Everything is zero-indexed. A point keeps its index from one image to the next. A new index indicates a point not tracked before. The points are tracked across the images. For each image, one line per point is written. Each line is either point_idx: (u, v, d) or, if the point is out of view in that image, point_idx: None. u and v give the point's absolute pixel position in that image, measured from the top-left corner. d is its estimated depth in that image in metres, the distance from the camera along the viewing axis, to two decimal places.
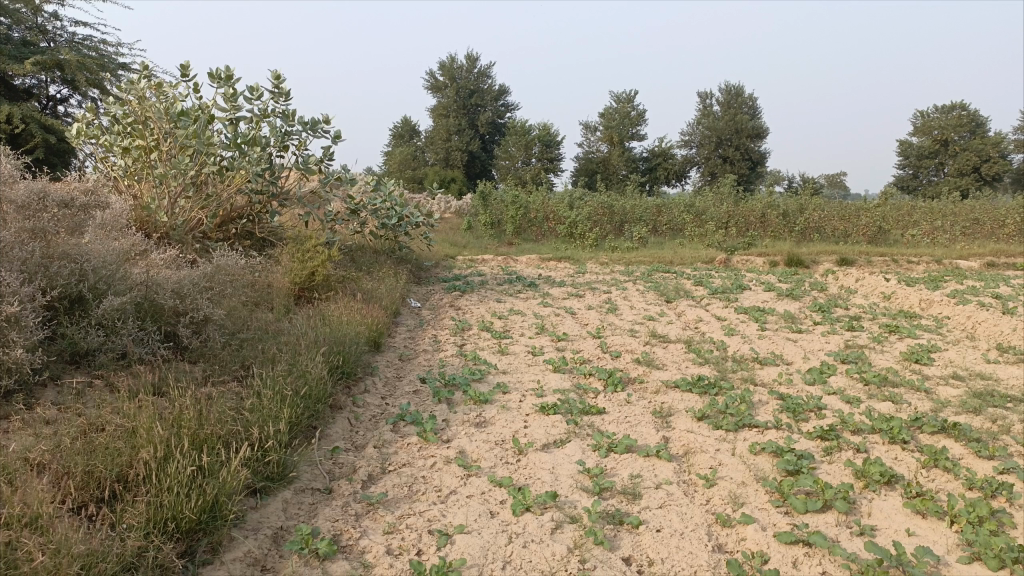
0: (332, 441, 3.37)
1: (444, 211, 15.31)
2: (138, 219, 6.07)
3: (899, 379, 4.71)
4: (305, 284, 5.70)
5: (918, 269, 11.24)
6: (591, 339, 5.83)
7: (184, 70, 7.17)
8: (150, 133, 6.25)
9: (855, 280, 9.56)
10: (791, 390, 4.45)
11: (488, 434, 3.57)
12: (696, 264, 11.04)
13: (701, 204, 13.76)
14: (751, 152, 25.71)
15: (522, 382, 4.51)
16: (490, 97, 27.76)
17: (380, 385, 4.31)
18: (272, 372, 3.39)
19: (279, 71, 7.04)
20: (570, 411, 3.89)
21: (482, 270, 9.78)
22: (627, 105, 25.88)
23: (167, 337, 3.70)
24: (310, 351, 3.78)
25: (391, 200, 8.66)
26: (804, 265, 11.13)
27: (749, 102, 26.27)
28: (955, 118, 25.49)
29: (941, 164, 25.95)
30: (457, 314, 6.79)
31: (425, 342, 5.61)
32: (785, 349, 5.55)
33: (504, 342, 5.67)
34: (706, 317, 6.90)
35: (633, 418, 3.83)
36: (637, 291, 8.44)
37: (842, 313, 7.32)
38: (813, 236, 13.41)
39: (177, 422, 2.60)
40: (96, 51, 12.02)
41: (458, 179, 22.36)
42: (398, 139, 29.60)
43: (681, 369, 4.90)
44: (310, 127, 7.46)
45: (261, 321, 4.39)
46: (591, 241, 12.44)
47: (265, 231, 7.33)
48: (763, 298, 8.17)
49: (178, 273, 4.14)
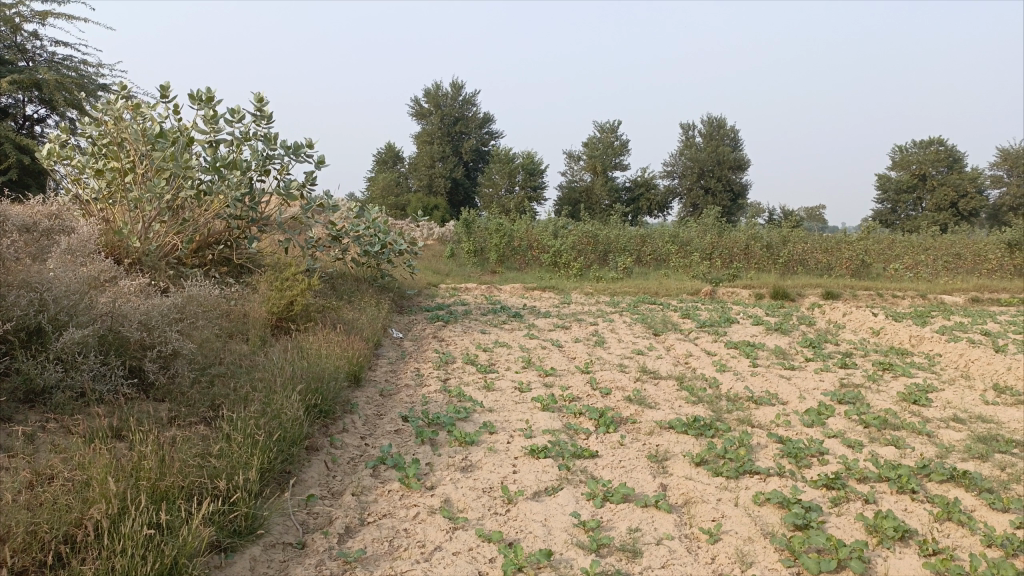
0: (307, 487, 3.14)
1: (426, 238, 15.12)
2: (108, 243, 5.80)
3: (899, 421, 4.55)
4: (283, 314, 5.47)
5: (902, 304, 11.18)
6: (580, 375, 5.63)
7: (163, 90, 6.97)
8: (125, 155, 6.02)
9: (843, 314, 9.45)
10: (790, 432, 4.27)
11: (475, 479, 3.36)
12: (682, 296, 10.90)
13: (685, 235, 13.67)
14: (733, 184, 25.82)
15: (509, 421, 4.29)
16: (475, 125, 27.78)
17: (359, 423, 4.09)
18: (244, 412, 3.16)
19: (262, 94, 6.88)
20: (561, 455, 3.68)
21: (465, 299, 9.58)
22: (610, 135, 25.94)
23: (133, 372, 3.47)
24: (285, 389, 3.55)
25: (375, 227, 8.46)
26: (790, 298, 11.03)
27: (732, 134, 26.39)
28: (933, 153, 25.80)
29: (919, 198, 26.21)
30: (440, 346, 6.58)
31: (407, 376, 5.38)
32: (779, 387, 5.38)
33: (490, 377, 5.45)
34: (696, 352, 6.73)
35: (627, 462, 3.63)
36: (623, 324, 8.27)
37: (832, 349, 7.18)
38: (797, 268, 13.34)
39: (135, 472, 2.38)
40: (75, 71, 11.79)
41: (441, 206, 22.21)
42: (381, 164, 29.46)
43: (674, 409, 4.70)
44: (292, 151, 7.27)
45: (234, 355, 4.16)
46: (575, 271, 12.29)
47: (243, 257, 7.09)
48: (751, 332, 8.02)
49: (148, 303, 3.91)
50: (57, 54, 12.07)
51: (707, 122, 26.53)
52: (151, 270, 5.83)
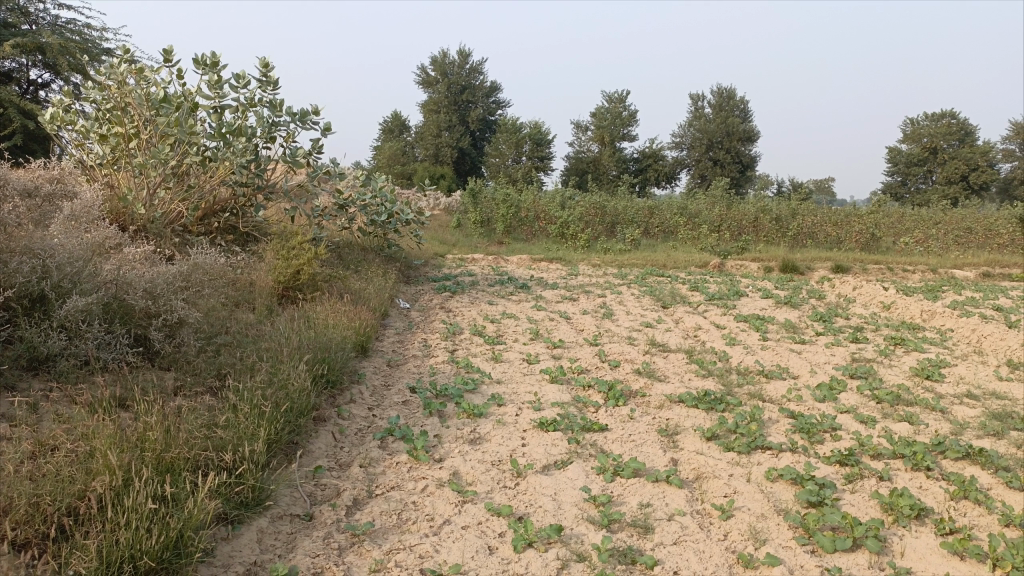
0: (314, 458, 3.11)
1: (433, 208, 15.00)
2: (113, 210, 5.72)
3: (912, 397, 4.50)
4: (289, 283, 5.41)
5: (913, 278, 11.07)
6: (588, 347, 5.57)
7: (166, 54, 6.86)
8: (129, 120, 5.94)
9: (853, 288, 9.36)
10: (802, 407, 4.22)
11: (483, 452, 3.32)
12: (690, 268, 10.82)
13: (693, 207, 13.54)
14: (742, 156, 25.56)
15: (517, 394, 4.25)
16: (482, 93, 27.51)
17: (367, 394, 4.05)
18: (251, 382, 3.11)
19: (267, 59, 6.76)
20: (570, 428, 3.64)
21: (472, 270, 9.52)
22: (619, 105, 25.63)
23: (137, 341, 3.42)
24: (292, 359, 3.50)
25: (381, 196, 8.38)
26: (799, 271, 10.93)
27: (742, 105, 26.06)
28: (945, 125, 25.48)
29: (930, 171, 25.92)
30: (448, 316, 6.52)
31: (414, 346, 5.34)
32: (790, 361, 5.32)
33: (498, 348, 5.40)
34: (705, 325, 6.66)
35: (638, 436, 3.59)
36: (632, 296, 8.20)
37: (843, 324, 7.10)
38: (806, 241, 13.22)
39: (140, 443, 2.34)
40: (79, 35, 11.64)
41: (447, 176, 22.05)
42: (388, 133, 29.25)
43: (684, 382, 4.65)
44: (298, 119, 7.17)
45: (240, 325, 4.11)
46: (583, 243, 12.19)
47: (249, 225, 7.02)
48: (761, 305, 7.94)
49: (153, 271, 3.85)
50: (60, 18, 11.92)
51: (717, 92, 26.21)
52: (156, 238, 5.74)
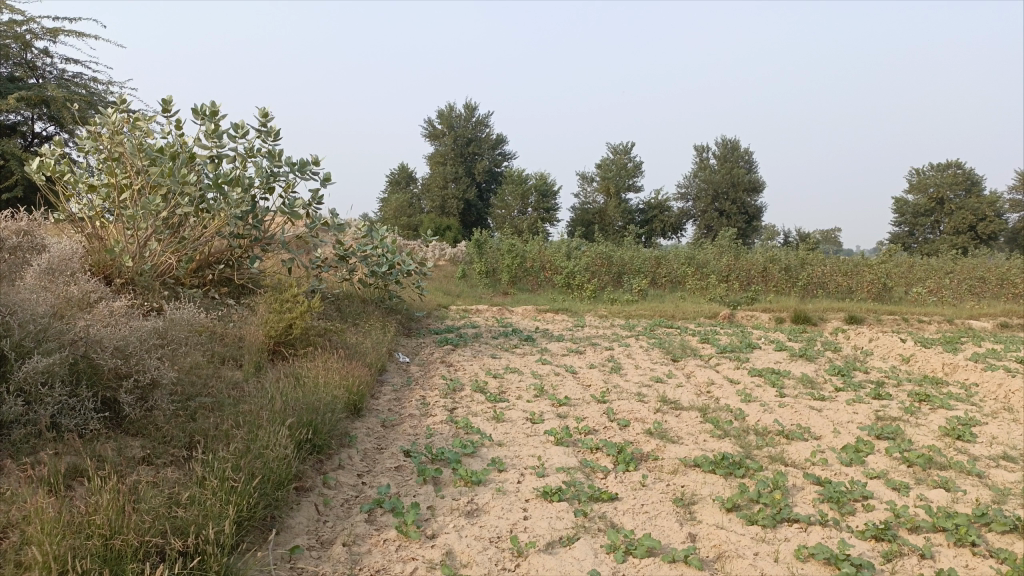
0: (293, 535, 2.81)
1: (438, 258, 14.82)
2: (99, 263, 5.52)
3: (946, 460, 4.17)
4: (281, 338, 5.15)
5: (928, 329, 10.75)
6: (596, 405, 5.26)
7: (165, 105, 6.74)
8: (121, 170, 5.78)
9: (869, 340, 9.05)
10: (828, 472, 3.90)
11: (481, 526, 3.01)
12: (699, 320, 10.53)
13: (701, 257, 13.32)
14: (748, 207, 25.46)
15: (520, 457, 3.94)
16: (488, 145, 27.60)
17: (357, 459, 3.76)
18: (225, 450, 2.84)
19: (267, 109, 6.62)
20: (577, 498, 3.33)
21: (476, 321, 9.26)
22: (624, 156, 25.67)
23: (106, 404, 3.17)
24: (274, 422, 3.22)
25: (383, 247, 8.18)
26: (812, 322, 10.62)
27: (747, 156, 26.05)
28: (950, 175, 25.41)
29: (937, 222, 25.75)
30: (449, 371, 6.24)
31: (411, 404, 5.04)
32: (811, 420, 5.00)
33: (501, 406, 5.10)
34: (718, 380, 6.36)
35: (651, 506, 3.28)
36: (640, 348, 7.91)
37: (863, 378, 6.77)
38: (817, 291, 12.95)
39: (84, 528, 2.07)
40: (84, 89, 11.65)
41: (453, 227, 21.95)
42: (395, 185, 29.36)
43: (699, 444, 4.33)
44: (297, 169, 7.01)
45: (222, 385, 3.84)
46: (589, 293, 11.94)
47: (244, 277, 6.81)
48: (775, 358, 7.63)
49: (129, 326, 3.60)
50: (67, 71, 11.95)
51: (721, 143, 26.23)
52: (143, 291, 5.50)
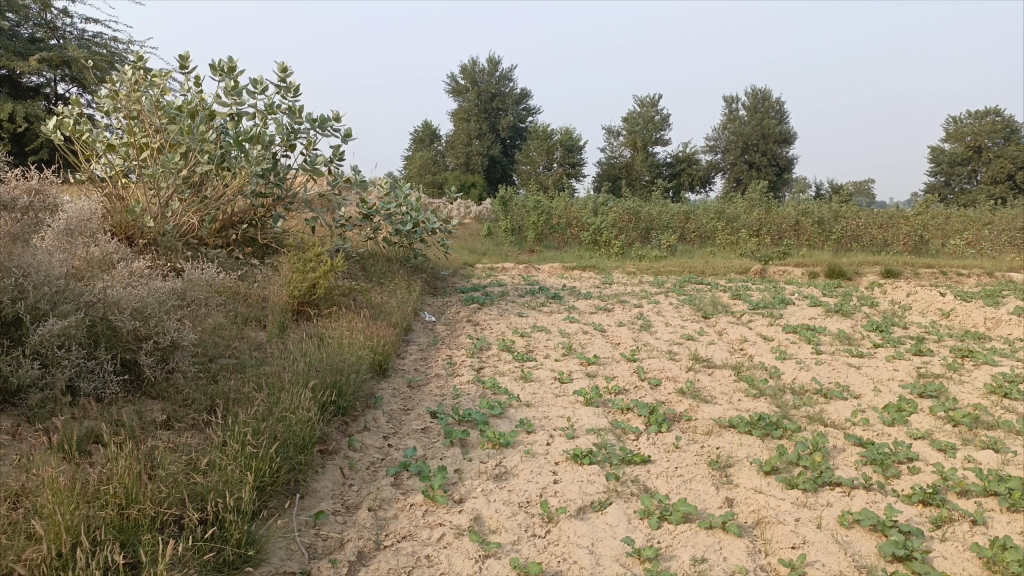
0: (318, 499, 2.74)
1: (463, 216, 14.67)
2: (121, 223, 5.45)
3: (993, 419, 3.99)
4: (305, 298, 5.06)
5: (968, 283, 10.43)
6: (626, 364, 5.13)
7: (183, 61, 6.61)
8: (140, 129, 5.68)
9: (906, 294, 8.79)
10: (870, 433, 3.76)
11: (510, 491, 2.92)
12: (730, 275, 10.30)
13: (731, 211, 13.02)
14: (779, 158, 24.88)
15: (549, 419, 3.84)
16: (512, 100, 27.16)
17: (383, 421, 3.68)
18: (246, 414, 2.76)
19: (286, 63, 6.45)
20: (608, 461, 3.23)
21: (502, 279, 9.14)
22: (651, 109, 25.13)
23: (125, 366, 3.11)
24: (296, 384, 3.14)
25: (407, 204, 8.05)
26: (846, 277, 10.34)
27: (778, 107, 25.36)
28: (989, 124, 24.54)
29: (974, 171, 24.98)
30: (475, 330, 6.14)
31: (437, 364, 4.95)
32: (850, 378, 4.84)
33: (528, 366, 4.99)
34: (751, 337, 6.19)
35: (685, 470, 3.16)
36: (670, 305, 7.75)
37: (902, 334, 6.55)
38: (851, 245, 12.62)
39: (99, 497, 2.01)
40: (105, 48, 11.54)
41: (478, 184, 21.73)
42: (419, 142, 29.10)
43: (734, 404, 4.19)
44: (318, 125, 6.86)
45: (245, 347, 3.77)
46: (616, 249, 11.74)
47: (268, 237, 6.72)
48: (809, 314, 7.43)
49: (148, 288, 3.53)
50: (88, 31, 11.85)
51: (751, 94, 25.55)
52: (166, 251, 5.43)
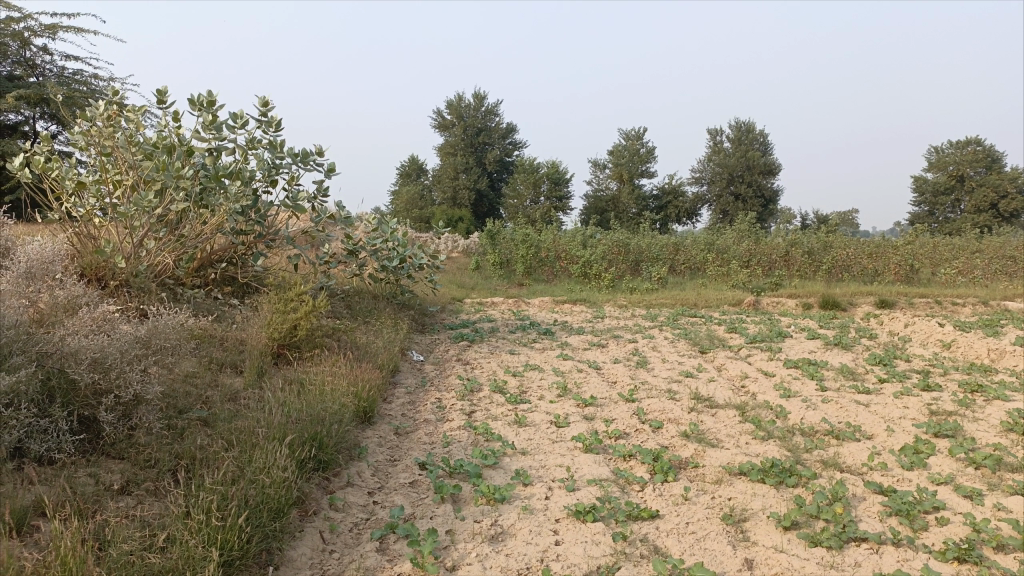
0: (295, 570, 2.47)
1: (450, 250, 14.48)
2: (92, 264, 5.20)
3: (1018, 461, 3.76)
4: (285, 341, 4.79)
5: (963, 312, 10.27)
6: (624, 404, 4.88)
7: (161, 95, 6.40)
8: (113, 166, 5.46)
9: (904, 325, 8.61)
10: (889, 479, 3.52)
11: (507, 555, 2.66)
12: (723, 307, 10.10)
13: (721, 242, 12.88)
14: (765, 189, 24.92)
15: (547, 469, 3.58)
16: (498, 135, 27.17)
17: (368, 475, 3.41)
18: (213, 477, 2.50)
19: (267, 97, 6.25)
20: (613, 517, 2.97)
21: (491, 315, 8.90)
22: (637, 142, 25.16)
23: (83, 423, 2.85)
24: (271, 439, 2.87)
25: (393, 240, 7.82)
26: (840, 307, 10.15)
27: (762, 138, 25.46)
28: (971, 153, 24.67)
29: (958, 200, 25.07)
30: (465, 370, 5.88)
31: (426, 409, 4.69)
32: (860, 416, 4.60)
33: (522, 408, 4.74)
34: (751, 373, 5.96)
35: (697, 525, 2.91)
36: (665, 340, 7.52)
37: (906, 368, 6.34)
38: (842, 275, 12.48)
39: None
40: (86, 85, 11.32)
41: (465, 218, 21.56)
42: (405, 177, 29.01)
43: (742, 447, 3.94)
44: (300, 159, 6.65)
45: (218, 398, 3.51)
46: (607, 282, 11.53)
47: (248, 275, 6.47)
48: (808, 347, 7.22)
49: (111, 337, 3.28)
50: (68, 69, 11.65)
51: (735, 126, 25.66)
52: (139, 293, 5.16)
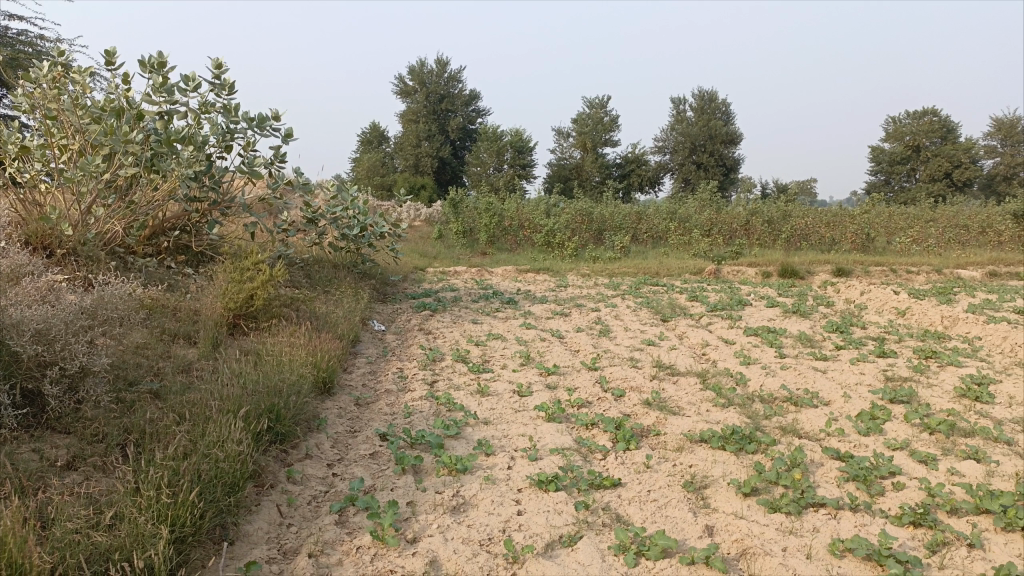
0: (251, 545, 2.42)
1: (413, 219, 14.32)
2: (37, 232, 5.00)
3: (970, 426, 3.85)
4: (241, 311, 4.67)
5: (917, 280, 10.47)
6: (587, 373, 4.88)
7: (108, 56, 6.14)
8: (58, 130, 5.23)
9: (860, 293, 8.74)
10: (847, 445, 3.57)
11: (469, 526, 2.64)
12: (685, 276, 10.16)
13: (683, 211, 12.91)
14: (726, 159, 25.05)
15: (509, 438, 3.56)
16: (461, 102, 26.85)
17: (327, 446, 3.35)
18: (164, 452, 2.43)
19: (220, 59, 6.04)
20: (576, 486, 2.96)
21: (454, 284, 8.83)
22: (600, 111, 25.04)
23: (26, 397, 2.74)
24: (225, 412, 2.80)
25: (354, 208, 7.68)
26: (799, 275, 10.27)
27: (724, 107, 25.53)
28: (927, 124, 25.05)
29: (913, 170, 25.51)
30: (428, 340, 5.83)
31: (387, 379, 4.63)
32: (818, 383, 4.66)
33: (485, 378, 4.71)
34: (713, 341, 6.00)
35: (659, 493, 2.92)
36: (628, 308, 7.54)
37: (863, 335, 6.44)
38: (801, 244, 12.63)
39: None
40: (30, 46, 10.86)
41: (428, 186, 21.32)
42: (367, 144, 28.58)
43: (703, 415, 3.96)
44: (256, 124, 6.46)
45: (170, 370, 3.41)
46: (570, 251, 11.52)
47: (203, 244, 6.30)
48: (768, 315, 7.29)
49: (55, 308, 3.15)
50: (11, 28, 11.15)
51: (697, 95, 25.68)
52: (87, 262, 4.98)
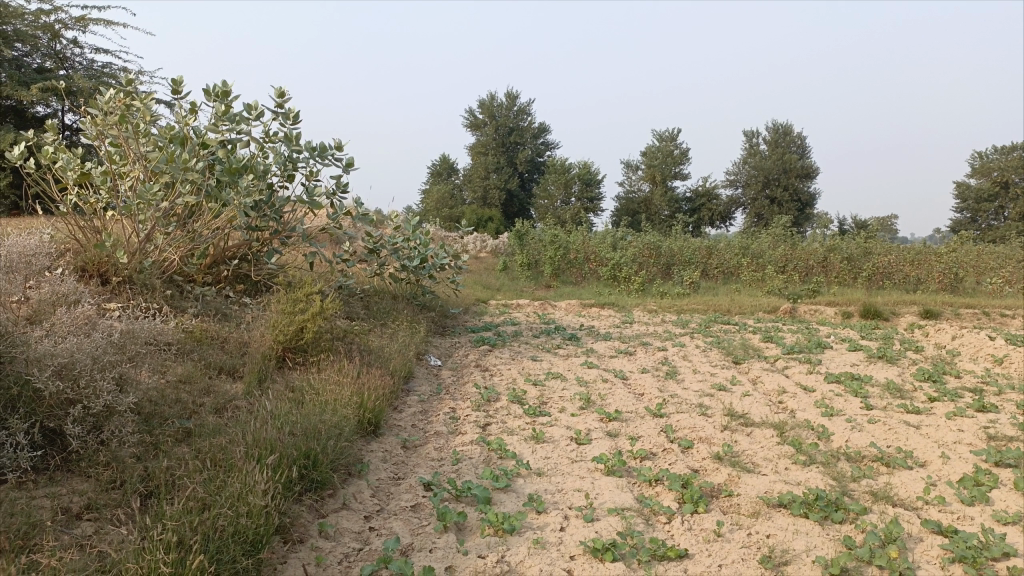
0: None
1: (478, 250, 14.19)
2: (94, 260, 4.97)
3: None
4: (290, 344, 4.49)
5: (1012, 325, 9.71)
6: (651, 420, 4.52)
7: (176, 85, 6.17)
8: (120, 157, 5.22)
9: (951, 337, 8.11)
10: (949, 517, 3.14)
11: None
12: (758, 315, 9.66)
13: (756, 246, 12.38)
14: (801, 193, 24.25)
15: (564, 493, 3.25)
16: (530, 134, 26.83)
17: (367, 495, 3.10)
18: (179, 506, 2.22)
19: (284, 88, 6.00)
20: (636, 556, 2.64)
21: (516, 317, 8.56)
22: (670, 143, 24.65)
23: (47, 436, 2.58)
24: (253, 459, 2.59)
25: (415, 238, 7.52)
26: (883, 317, 9.64)
27: (799, 141, 24.80)
28: (1017, 159, 23.77)
29: (1002, 207, 24.20)
30: (484, 378, 5.56)
31: (438, 419, 4.37)
32: (911, 440, 4.19)
33: (542, 422, 4.40)
34: (790, 388, 5.55)
35: (731, 570, 2.58)
36: (697, 348, 7.13)
37: (958, 385, 5.87)
38: (883, 282, 11.93)
39: None
40: (114, 79, 11.18)
41: (495, 218, 21.26)
42: (436, 176, 28.82)
43: (781, 475, 3.56)
44: (317, 154, 6.39)
45: (207, 408, 3.23)
46: (637, 286, 11.13)
47: (262, 274, 6.21)
48: (850, 360, 6.77)
49: (89, 341, 3.00)
50: (97, 62, 11.51)
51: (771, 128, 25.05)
52: (142, 291, 4.92)
